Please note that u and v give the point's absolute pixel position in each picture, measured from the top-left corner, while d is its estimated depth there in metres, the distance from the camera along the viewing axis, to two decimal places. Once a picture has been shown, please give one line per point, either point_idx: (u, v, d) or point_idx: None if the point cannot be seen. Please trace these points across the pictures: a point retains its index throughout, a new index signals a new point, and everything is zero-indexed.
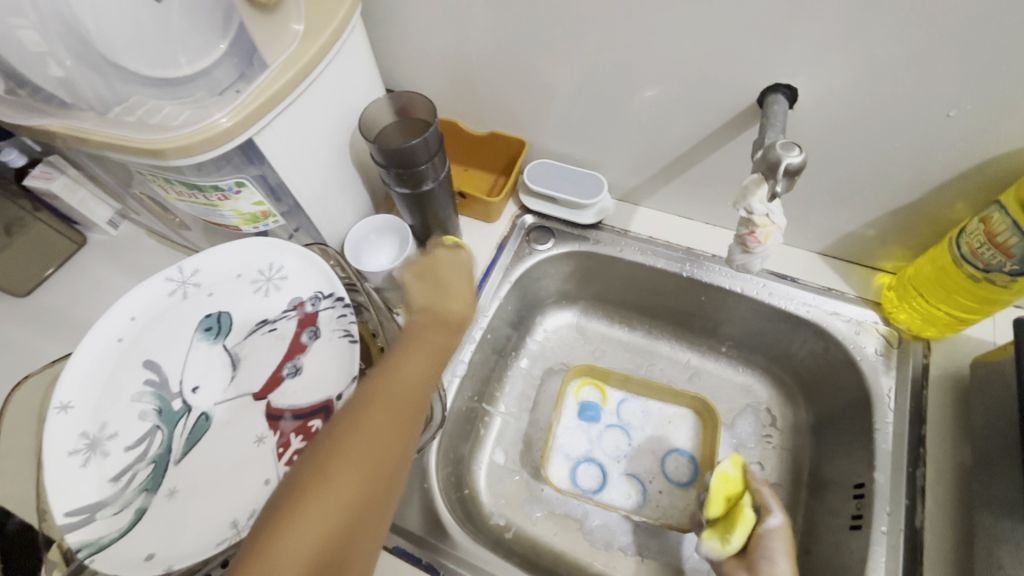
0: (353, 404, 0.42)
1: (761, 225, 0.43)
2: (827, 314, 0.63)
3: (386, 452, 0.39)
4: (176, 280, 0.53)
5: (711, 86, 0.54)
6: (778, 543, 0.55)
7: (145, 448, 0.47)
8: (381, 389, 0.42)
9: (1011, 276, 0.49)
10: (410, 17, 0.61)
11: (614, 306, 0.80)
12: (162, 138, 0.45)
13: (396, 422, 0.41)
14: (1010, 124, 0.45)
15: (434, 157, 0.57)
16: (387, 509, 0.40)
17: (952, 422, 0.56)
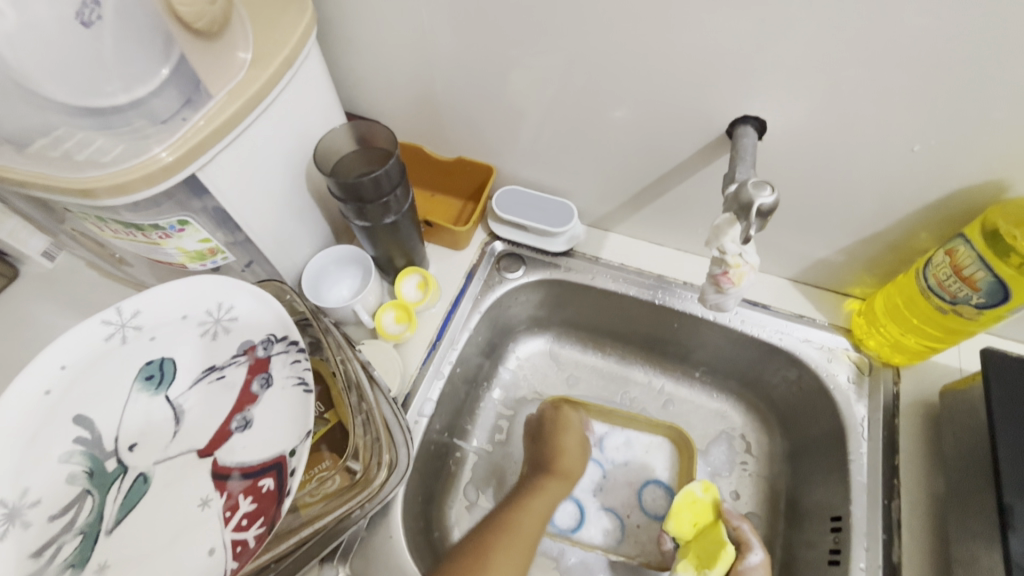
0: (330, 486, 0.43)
1: (735, 265, 0.41)
2: (799, 342, 0.63)
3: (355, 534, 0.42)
4: (114, 323, 0.47)
5: (679, 116, 0.53)
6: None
7: (72, 516, 0.42)
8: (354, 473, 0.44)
9: (978, 308, 0.49)
10: (371, 40, 0.59)
11: (587, 332, 0.78)
12: (90, 174, 0.42)
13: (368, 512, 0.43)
14: (972, 158, 0.46)
15: (396, 189, 0.54)
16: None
17: (925, 451, 0.55)
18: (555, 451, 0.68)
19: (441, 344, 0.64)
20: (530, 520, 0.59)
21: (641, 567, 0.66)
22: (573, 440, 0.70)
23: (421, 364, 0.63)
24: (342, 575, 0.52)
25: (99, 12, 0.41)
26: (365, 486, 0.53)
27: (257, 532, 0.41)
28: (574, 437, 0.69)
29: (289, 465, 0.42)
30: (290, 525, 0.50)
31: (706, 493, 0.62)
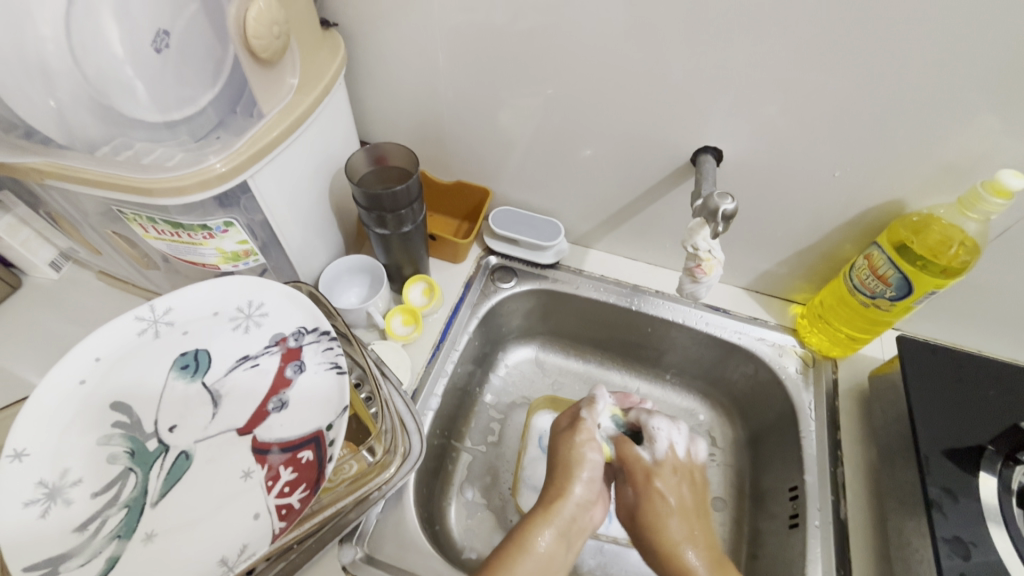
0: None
1: (706, 259, 0.51)
2: (754, 340, 0.73)
3: None
4: (146, 318, 0.51)
5: (651, 147, 0.64)
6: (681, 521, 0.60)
7: (116, 492, 0.45)
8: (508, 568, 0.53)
9: (892, 301, 0.61)
10: (387, 75, 0.67)
11: (569, 340, 0.86)
12: (153, 177, 0.47)
13: None
14: (876, 183, 0.58)
15: (414, 203, 0.61)
16: None
17: (859, 427, 0.66)
18: (556, 481, 0.62)
19: (444, 345, 0.71)
20: (535, 564, 0.54)
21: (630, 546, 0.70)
22: (579, 465, 0.63)
23: (426, 363, 0.69)
24: (361, 554, 0.56)
25: (167, 42, 0.47)
26: (380, 472, 0.56)
27: (299, 497, 0.45)
28: (576, 464, 0.63)
29: (327, 438, 0.47)
30: (313, 507, 0.53)
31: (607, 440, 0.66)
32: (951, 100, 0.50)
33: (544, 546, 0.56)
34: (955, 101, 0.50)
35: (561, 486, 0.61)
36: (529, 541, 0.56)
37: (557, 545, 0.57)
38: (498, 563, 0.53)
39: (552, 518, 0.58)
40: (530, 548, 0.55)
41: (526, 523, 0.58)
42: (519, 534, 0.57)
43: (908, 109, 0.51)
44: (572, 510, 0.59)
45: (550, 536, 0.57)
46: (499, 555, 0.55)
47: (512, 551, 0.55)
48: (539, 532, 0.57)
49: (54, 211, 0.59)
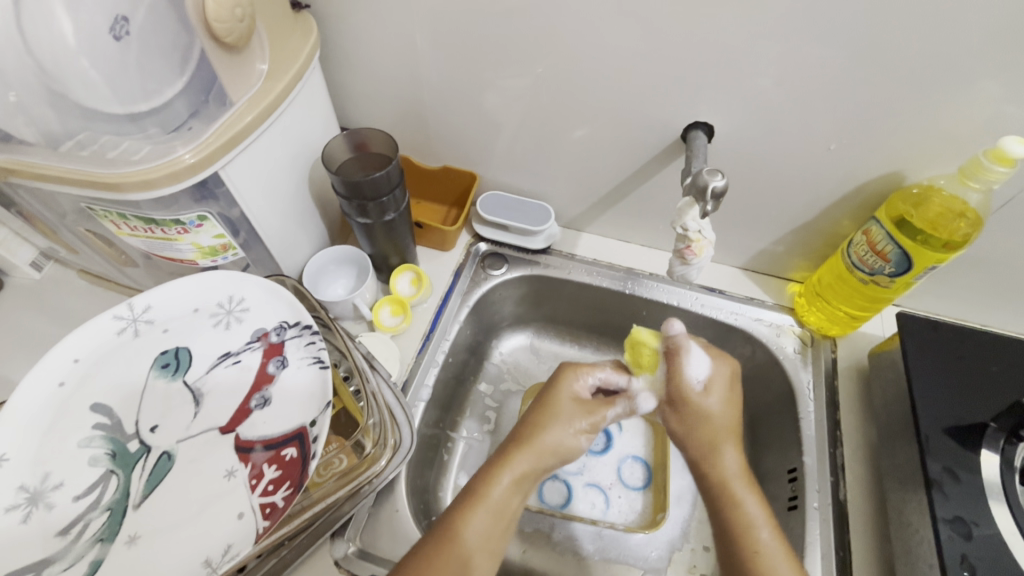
0: (425, 547, 0.48)
1: (695, 240, 0.49)
2: (751, 321, 0.72)
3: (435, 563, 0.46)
4: (125, 318, 0.50)
5: (640, 126, 0.62)
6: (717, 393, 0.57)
7: (98, 495, 0.44)
8: (447, 531, 0.48)
9: (891, 277, 0.59)
10: (366, 58, 0.65)
11: (564, 326, 0.85)
12: (118, 171, 0.45)
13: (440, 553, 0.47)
14: (875, 156, 0.56)
15: (395, 189, 0.59)
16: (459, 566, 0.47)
17: (859, 406, 0.65)
18: (532, 425, 0.56)
19: (434, 335, 0.69)
20: (486, 518, 0.50)
21: (628, 532, 0.70)
22: (564, 422, 0.57)
23: (417, 353, 0.68)
24: (354, 548, 0.56)
25: (127, 28, 0.45)
26: (370, 465, 0.55)
27: (284, 494, 0.45)
28: (558, 419, 0.57)
29: (310, 434, 0.46)
30: (302, 503, 0.52)
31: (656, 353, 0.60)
32: (951, 67, 0.47)
33: (499, 492, 0.51)
34: (956, 67, 0.47)
35: (533, 436, 0.55)
36: (484, 488, 0.51)
37: (513, 493, 0.52)
38: (447, 523, 0.49)
39: (511, 466, 0.53)
40: (488, 497, 0.51)
41: (486, 483, 0.52)
42: (480, 483, 0.52)
43: (907, 76, 0.49)
44: (542, 461, 0.54)
45: (501, 482, 0.52)
46: (461, 505, 0.51)
47: (463, 503, 0.51)
48: (497, 479, 0.52)
49: (27, 211, 0.57)
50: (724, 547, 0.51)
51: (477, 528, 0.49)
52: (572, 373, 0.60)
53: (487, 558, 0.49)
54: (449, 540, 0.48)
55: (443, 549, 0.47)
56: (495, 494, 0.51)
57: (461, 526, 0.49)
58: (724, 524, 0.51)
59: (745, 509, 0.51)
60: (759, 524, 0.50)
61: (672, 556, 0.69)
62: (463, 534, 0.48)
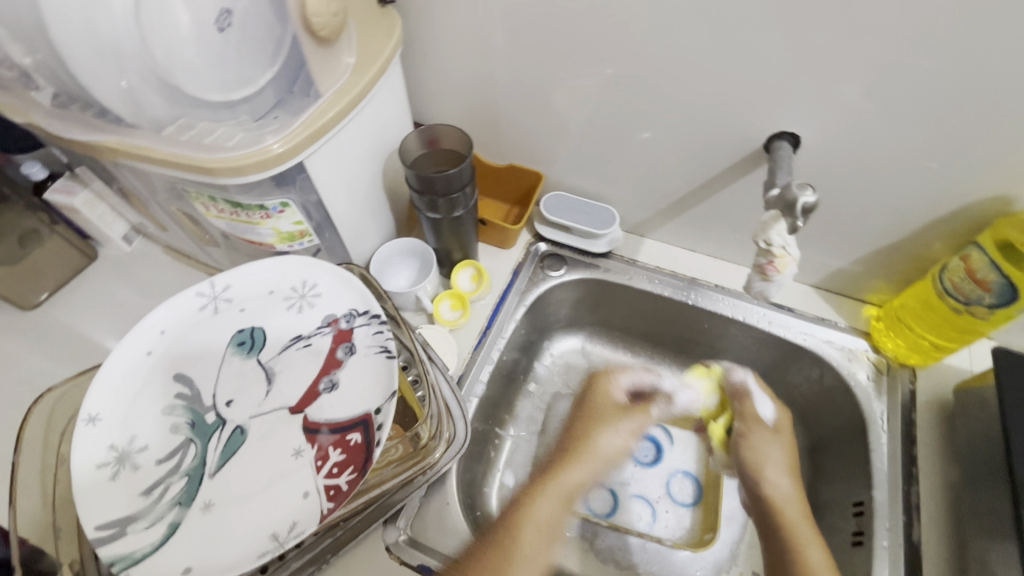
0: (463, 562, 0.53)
1: (779, 256, 0.47)
2: (822, 343, 0.68)
3: None
4: (206, 294, 0.53)
5: (718, 134, 0.60)
6: (773, 454, 0.62)
7: (178, 460, 0.46)
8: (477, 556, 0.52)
9: (990, 308, 0.54)
10: (442, 54, 0.66)
11: (618, 332, 0.83)
12: (213, 158, 0.47)
13: None
14: (981, 176, 0.52)
15: (465, 187, 0.60)
16: None
17: (940, 443, 0.60)
18: (579, 433, 0.68)
19: (490, 332, 0.70)
20: (537, 528, 0.58)
21: (673, 548, 0.69)
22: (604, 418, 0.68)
23: (473, 349, 0.68)
24: (404, 537, 0.57)
25: (230, 21, 0.47)
26: (426, 456, 0.56)
27: (348, 479, 0.46)
28: (606, 416, 0.68)
29: (375, 421, 0.48)
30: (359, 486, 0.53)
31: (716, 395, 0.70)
32: None
33: (540, 514, 0.59)
34: None
35: (591, 439, 0.67)
36: (524, 515, 0.58)
37: (558, 508, 0.60)
38: (490, 546, 0.55)
39: (558, 485, 0.62)
40: (533, 515, 0.58)
41: (507, 538, 0.55)
42: (522, 508, 0.59)
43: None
44: (591, 468, 0.64)
45: (547, 504, 0.60)
46: (503, 531, 0.56)
47: (495, 551, 0.54)
48: (537, 506, 0.59)
49: (126, 188, 0.61)
50: (773, 547, 0.56)
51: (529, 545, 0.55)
52: (610, 378, 0.72)
53: None
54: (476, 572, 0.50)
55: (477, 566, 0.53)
56: (536, 523, 0.58)
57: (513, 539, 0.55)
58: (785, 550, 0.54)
59: (802, 533, 0.55)
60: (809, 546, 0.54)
61: None
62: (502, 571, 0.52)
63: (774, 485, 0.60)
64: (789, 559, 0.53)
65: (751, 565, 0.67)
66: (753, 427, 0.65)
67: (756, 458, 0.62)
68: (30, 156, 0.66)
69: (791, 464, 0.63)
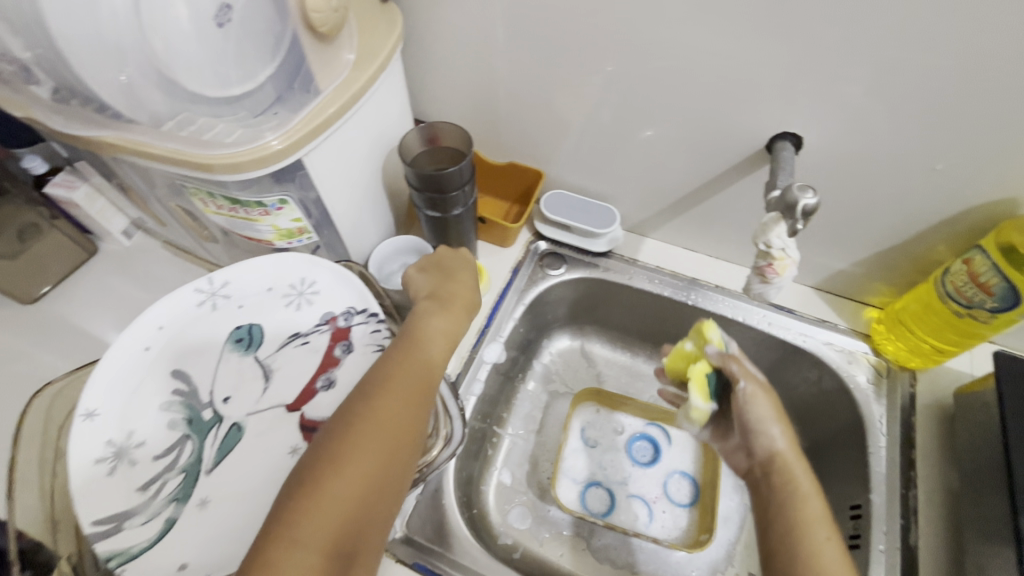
0: (313, 463, 0.41)
1: (779, 258, 0.46)
2: (821, 345, 0.68)
3: (357, 497, 0.40)
4: (204, 291, 0.53)
5: (720, 133, 0.59)
6: (762, 410, 0.51)
7: (175, 457, 0.46)
8: (323, 457, 0.41)
9: (991, 312, 0.54)
10: (444, 50, 0.65)
11: (617, 331, 0.83)
12: (211, 154, 0.48)
13: (364, 491, 0.40)
14: (986, 179, 0.51)
15: (465, 185, 0.60)
16: (395, 499, 0.43)
17: (939, 448, 0.60)
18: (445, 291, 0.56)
19: (489, 331, 0.70)
20: (401, 403, 0.45)
21: (670, 548, 0.68)
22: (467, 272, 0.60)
23: (472, 348, 0.68)
24: (400, 534, 0.57)
25: (230, 16, 0.47)
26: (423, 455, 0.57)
27: None
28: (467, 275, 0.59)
29: None
30: None
31: (694, 345, 0.55)
32: None
33: (424, 357, 0.49)
34: None
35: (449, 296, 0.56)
36: (398, 358, 0.48)
37: (434, 362, 0.50)
38: (370, 390, 0.45)
39: (423, 330, 0.51)
40: (398, 384, 0.46)
41: (417, 331, 0.51)
42: (378, 375, 0.46)
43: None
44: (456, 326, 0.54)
45: (434, 342, 0.51)
46: (385, 358, 0.48)
47: (392, 380, 0.46)
48: (418, 357, 0.49)
49: (125, 183, 0.61)
50: (778, 522, 0.47)
51: (400, 377, 0.46)
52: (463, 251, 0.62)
53: (396, 432, 0.43)
54: (332, 463, 0.40)
55: (363, 413, 0.43)
56: (386, 422, 0.43)
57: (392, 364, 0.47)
58: (777, 518, 0.47)
59: (806, 501, 0.47)
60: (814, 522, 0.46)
61: None
62: (385, 442, 0.43)
63: (768, 439, 0.51)
64: (794, 531, 0.46)
65: (746, 565, 0.67)
66: (754, 395, 0.51)
67: (754, 416, 0.51)
68: (31, 150, 0.68)
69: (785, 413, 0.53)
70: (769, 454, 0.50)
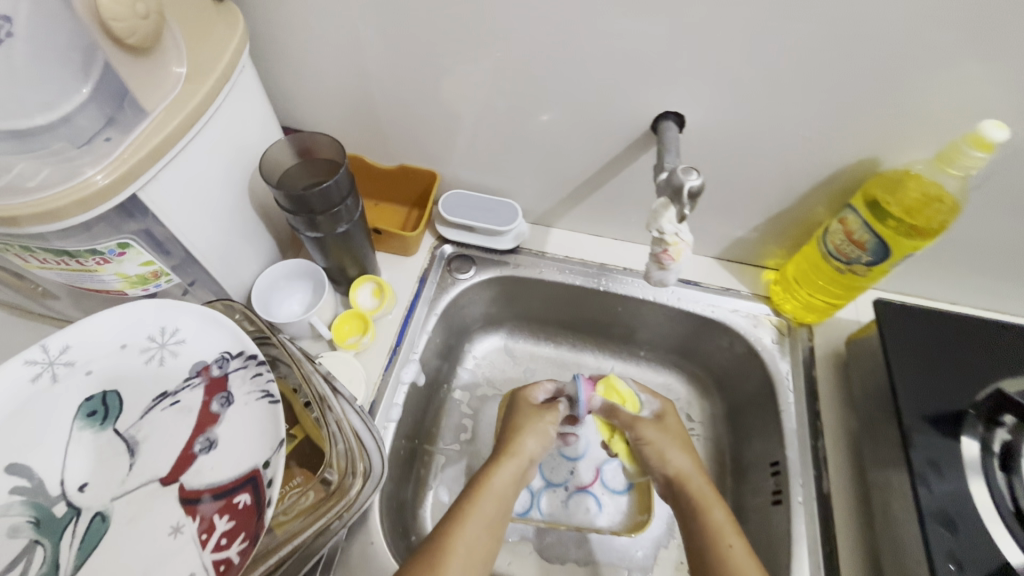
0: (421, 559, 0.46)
1: (672, 243, 0.46)
2: (728, 313, 0.70)
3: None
4: (39, 362, 0.43)
5: (607, 117, 0.58)
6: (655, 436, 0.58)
7: (21, 569, 0.37)
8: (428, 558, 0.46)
9: (868, 266, 0.57)
10: (304, 53, 0.59)
11: (537, 325, 0.82)
12: (12, 204, 0.39)
13: None
14: (851, 141, 0.54)
15: (347, 199, 0.54)
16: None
17: (839, 395, 0.64)
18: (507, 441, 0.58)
19: (401, 349, 0.65)
20: (482, 527, 0.49)
21: (611, 535, 0.69)
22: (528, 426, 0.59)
23: (383, 371, 0.64)
24: None
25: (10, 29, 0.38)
26: (341, 498, 0.52)
27: (240, 548, 0.40)
28: (531, 424, 0.59)
29: (264, 477, 0.42)
30: (268, 545, 0.48)
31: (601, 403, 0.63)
32: (925, 49, 0.45)
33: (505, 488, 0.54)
34: (932, 47, 0.44)
35: (514, 446, 0.57)
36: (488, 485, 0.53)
37: (512, 483, 0.54)
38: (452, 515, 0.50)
39: (512, 461, 0.55)
40: (477, 508, 0.50)
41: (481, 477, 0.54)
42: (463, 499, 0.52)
43: (895, 57, 0.46)
44: (499, 507, 0.52)
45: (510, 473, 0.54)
46: (485, 466, 0.55)
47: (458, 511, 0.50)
48: (501, 477, 0.54)
49: None
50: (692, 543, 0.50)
51: (506, 474, 0.54)
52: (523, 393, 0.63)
53: (491, 541, 0.50)
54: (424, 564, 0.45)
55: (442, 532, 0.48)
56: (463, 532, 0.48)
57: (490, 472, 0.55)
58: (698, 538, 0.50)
59: (714, 516, 0.50)
60: (724, 530, 0.49)
61: (658, 556, 0.67)
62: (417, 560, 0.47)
63: (675, 462, 0.56)
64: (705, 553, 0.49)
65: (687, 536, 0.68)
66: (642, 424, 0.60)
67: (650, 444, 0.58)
68: None
69: (685, 441, 0.59)
70: (679, 474, 0.55)
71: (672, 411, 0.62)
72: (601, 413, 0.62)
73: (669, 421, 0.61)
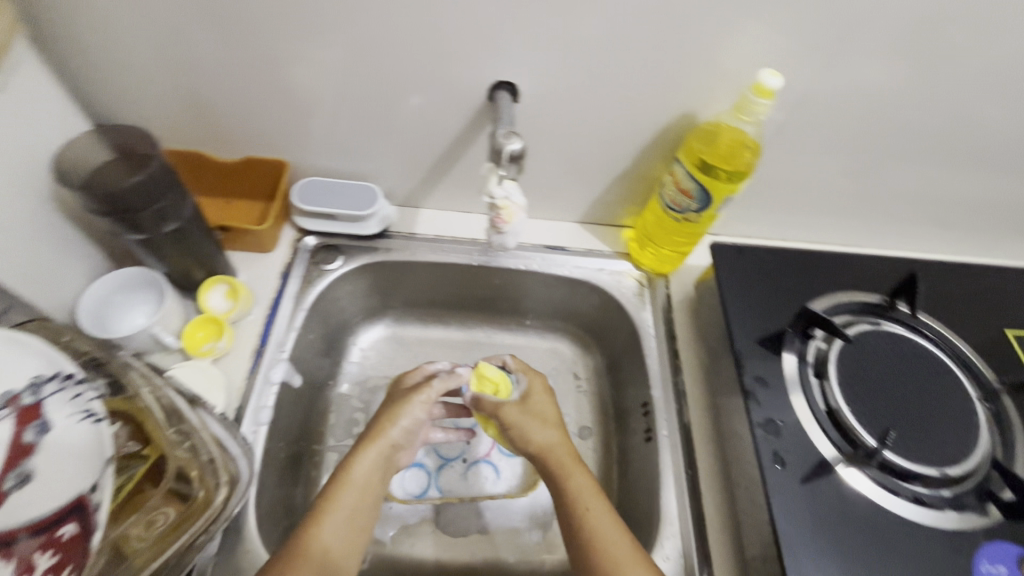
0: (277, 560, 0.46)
1: (504, 207, 0.50)
2: (593, 272, 0.74)
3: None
4: None
5: (444, 90, 0.59)
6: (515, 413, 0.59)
7: None
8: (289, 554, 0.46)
9: (698, 213, 0.62)
10: (103, 38, 0.54)
11: (421, 308, 0.82)
12: None
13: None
14: (668, 98, 0.58)
15: (170, 190, 0.54)
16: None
17: (694, 334, 0.70)
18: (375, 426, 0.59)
19: (267, 349, 0.62)
20: (342, 521, 0.50)
21: (509, 499, 0.71)
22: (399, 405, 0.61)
23: (248, 374, 0.61)
24: None
25: None
26: (206, 507, 0.49)
27: None
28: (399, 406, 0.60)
29: (94, 501, 0.40)
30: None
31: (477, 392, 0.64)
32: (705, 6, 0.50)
33: (367, 477, 0.54)
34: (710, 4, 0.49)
35: (379, 431, 0.58)
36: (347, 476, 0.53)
37: (377, 470, 0.55)
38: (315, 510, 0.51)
39: (374, 445, 0.56)
40: (337, 499, 0.51)
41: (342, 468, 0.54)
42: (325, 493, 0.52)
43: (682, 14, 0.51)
44: (364, 496, 0.53)
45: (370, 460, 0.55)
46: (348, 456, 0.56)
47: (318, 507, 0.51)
48: (359, 465, 0.55)
49: None
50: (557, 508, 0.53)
51: (370, 460, 0.55)
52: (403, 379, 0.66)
53: (354, 530, 0.51)
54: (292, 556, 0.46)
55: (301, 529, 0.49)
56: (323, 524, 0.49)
57: (352, 462, 0.55)
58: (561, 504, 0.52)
59: (574, 478, 0.53)
60: (584, 494, 0.51)
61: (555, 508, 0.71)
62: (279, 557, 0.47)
63: (538, 436, 0.57)
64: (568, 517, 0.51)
65: None
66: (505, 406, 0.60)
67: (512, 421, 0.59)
68: None
69: (551, 417, 0.60)
70: (540, 446, 0.56)
71: (543, 392, 0.62)
72: (473, 405, 0.63)
73: (534, 401, 0.61)
